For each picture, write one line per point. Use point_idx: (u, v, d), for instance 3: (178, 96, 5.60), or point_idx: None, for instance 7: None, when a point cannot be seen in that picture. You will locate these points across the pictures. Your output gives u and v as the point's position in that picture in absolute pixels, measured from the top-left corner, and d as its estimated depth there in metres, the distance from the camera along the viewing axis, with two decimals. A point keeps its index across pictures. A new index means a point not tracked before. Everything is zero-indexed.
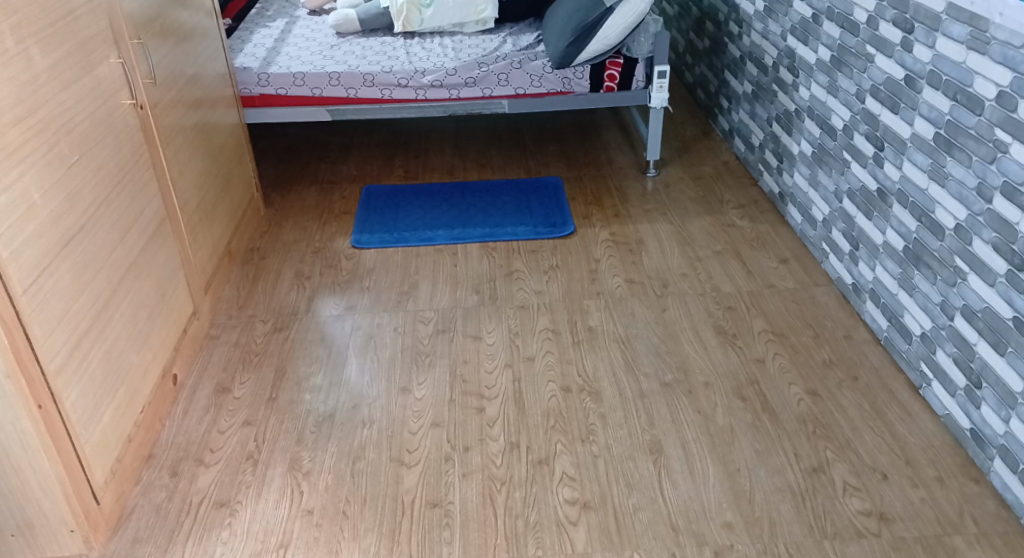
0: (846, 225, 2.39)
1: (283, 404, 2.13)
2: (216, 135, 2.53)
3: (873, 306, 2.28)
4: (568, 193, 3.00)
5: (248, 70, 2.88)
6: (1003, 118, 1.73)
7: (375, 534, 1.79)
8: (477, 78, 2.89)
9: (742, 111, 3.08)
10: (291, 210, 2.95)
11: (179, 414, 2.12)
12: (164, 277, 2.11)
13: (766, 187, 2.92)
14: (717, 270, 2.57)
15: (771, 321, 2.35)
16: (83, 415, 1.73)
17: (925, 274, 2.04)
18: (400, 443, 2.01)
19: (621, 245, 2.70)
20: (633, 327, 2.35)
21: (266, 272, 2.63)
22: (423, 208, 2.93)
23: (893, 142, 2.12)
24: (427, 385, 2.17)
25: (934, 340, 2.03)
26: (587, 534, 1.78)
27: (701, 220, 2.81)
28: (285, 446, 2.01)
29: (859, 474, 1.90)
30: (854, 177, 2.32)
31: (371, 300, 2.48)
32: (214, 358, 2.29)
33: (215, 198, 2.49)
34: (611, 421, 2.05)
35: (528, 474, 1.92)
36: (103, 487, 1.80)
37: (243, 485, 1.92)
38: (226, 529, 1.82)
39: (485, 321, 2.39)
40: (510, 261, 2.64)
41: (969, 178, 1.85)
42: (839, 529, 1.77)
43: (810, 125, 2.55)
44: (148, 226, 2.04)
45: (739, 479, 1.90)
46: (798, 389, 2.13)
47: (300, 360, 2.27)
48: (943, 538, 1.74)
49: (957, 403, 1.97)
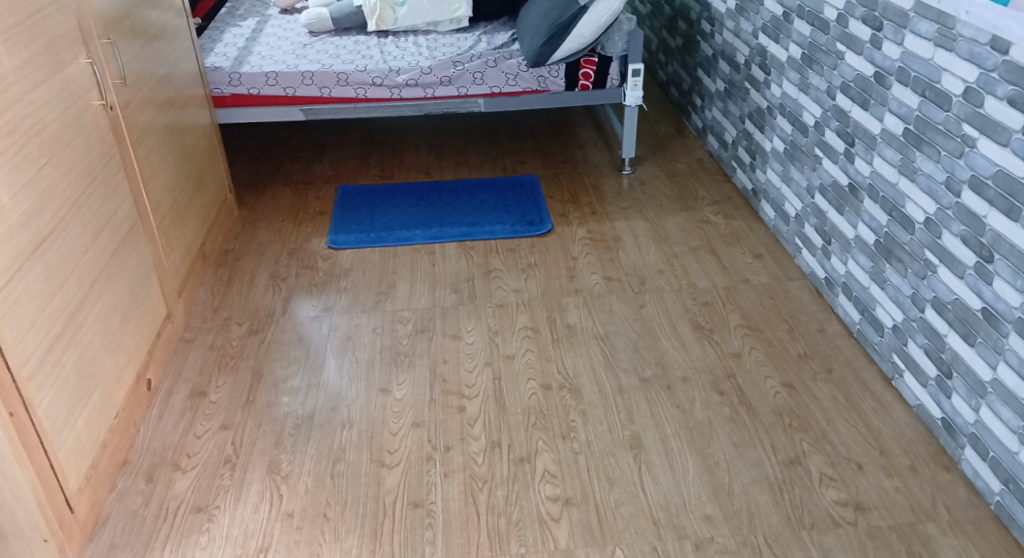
0: (818, 220, 2.42)
1: (261, 406, 2.11)
2: (188, 136, 2.50)
3: (845, 299, 2.32)
4: (545, 190, 3.01)
5: (219, 70, 2.84)
6: (970, 113, 1.77)
7: (357, 536, 1.79)
8: (452, 77, 2.88)
9: (715, 109, 3.11)
10: (265, 211, 2.92)
11: (154, 418, 2.09)
12: (136, 281, 2.08)
13: (740, 183, 2.96)
14: (693, 266, 2.59)
15: (747, 316, 2.38)
16: (56, 420, 1.69)
17: (896, 268, 2.08)
18: (380, 444, 2.00)
19: (598, 242, 2.72)
20: (611, 324, 2.36)
21: (241, 273, 2.60)
22: (400, 207, 2.92)
23: (864, 138, 2.15)
24: (406, 384, 2.17)
25: (906, 331, 2.07)
26: (569, 530, 1.79)
27: (676, 217, 2.83)
28: (263, 449, 1.99)
29: (834, 464, 1.93)
30: (825, 173, 2.36)
31: (348, 300, 2.47)
32: (190, 361, 2.26)
33: (188, 199, 2.46)
34: (591, 417, 2.06)
35: (509, 472, 1.93)
36: (77, 494, 1.77)
37: (221, 490, 1.90)
38: (204, 534, 1.80)
39: (464, 320, 2.38)
40: (488, 260, 2.64)
41: (938, 173, 1.89)
42: (816, 519, 1.80)
43: (782, 123, 2.59)
44: (120, 228, 2.01)
45: (718, 472, 1.92)
46: (773, 382, 2.16)
47: (276, 362, 2.25)
48: (917, 526, 1.78)
49: (928, 393, 2.01)
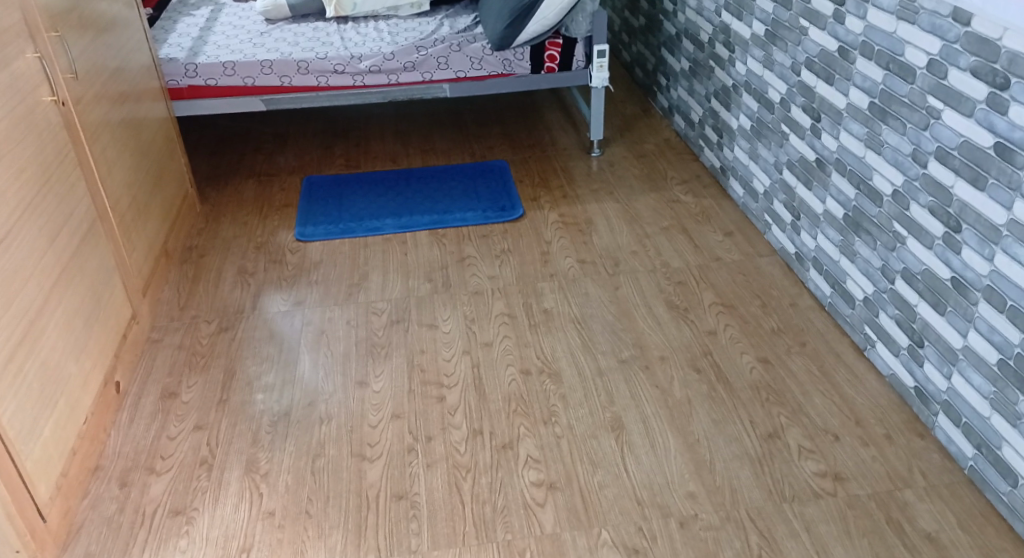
0: (787, 196, 2.44)
1: (234, 405, 2.07)
2: (144, 131, 2.42)
3: (816, 274, 2.34)
4: (514, 175, 2.99)
5: (174, 61, 2.77)
6: (934, 85, 1.79)
7: (340, 531, 1.76)
8: (415, 62, 2.84)
9: (680, 88, 3.11)
10: (228, 205, 2.85)
11: (125, 422, 2.04)
12: (98, 282, 2.02)
13: (707, 162, 2.97)
14: (665, 246, 2.60)
15: (720, 294, 2.40)
16: (22, 430, 1.64)
17: (865, 240, 2.10)
18: (360, 437, 1.97)
19: (570, 225, 2.71)
20: (587, 307, 2.36)
21: (206, 270, 2.54)
22: (368, 197, 2.88)
23: (829, 113, 2.17)
24: (384, 376, 2.14)
25: (877, 303, 2.10)
26: (555, 514, 1.79)
27: (646, 197, 2.83)
28: (240, 448, 1.95)
29: (812, 437, 1.95)
30: (792, 149, 2.38)
31: (320, 294, 2.43)
32: (158, 362, 2.21)
33: (148, 196, 2.39)
34: (572, 401, 2.06)
35: (492, 459, 1.91)
36: (49, 504, 1.72)
37: (198, 491, 1.86)
38: (183, 537, 1.76)
39: (439, 309, 2.36)
40: (460, 248, 2.61)
41: (904, 145, 1.91)
42: (797, 491, 1.83)
43: (747, 100, 2.60)
44: (78, 229, 1.95)
45: (699, 449, 1.93)
46: (750, 358, 2.17)
47: (249, 359, 2.20)
48: (895, 493, 1.81)
49: (900, 363, 2.04)
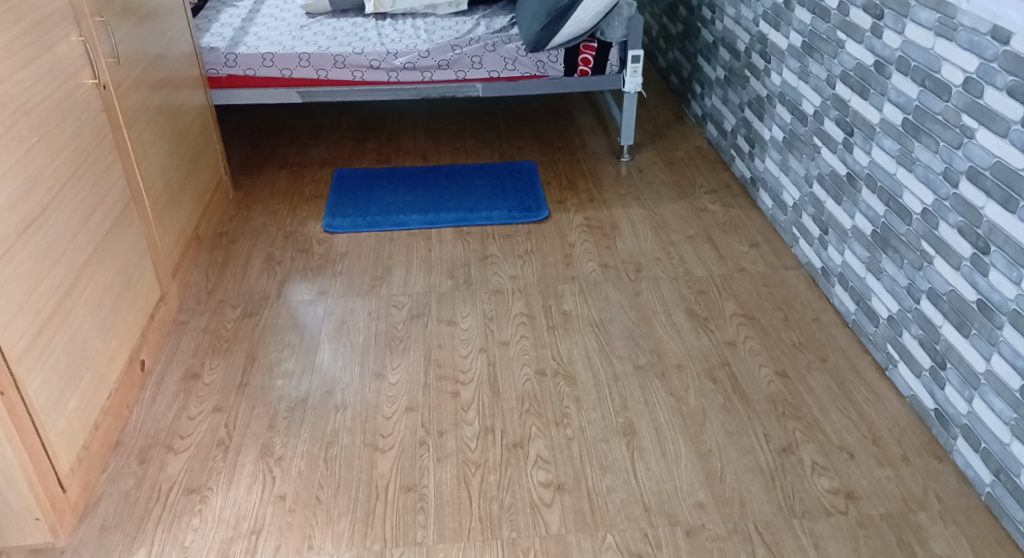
0: (816, 210, 2.42)
1: (253, 389, 2.11)
2: (181, 117, 2.48)
3: (841, 290, 2.32)
4: (543, 176, 3.00)
5: (215, 50, 2.82)
6: (969, 103, 1.76)
7: (349, 519, 1.79)
8: (450, 60, 2.86)
9: (715, 97, 3.10)
10: (261, 193, 2.91)
11: (147, 400, 2.09)
12: (128, 263, 2.07)
13: (738, 172, 2.95)
14: (689, 254, 2.59)
15: (742, 305, 2.38)
16: (47, 401, 1.69)
17: (892, 258, 2.08)
18: (374, 428, 2.00)
19: (595, 229, 2.71)
20: (606, 312, 2.36)
21: (235, 256, 2.59)
22: (396, 192, 2.91)
23: (862, 127, 2.14)
24: (400, 369, 2.16)
25: (901, 322, 2.07)
26: (561, 515, 1.80)
27: (674, 204, 2.82)
28: (256, 432, 1.99)
29: (826, 453, 1.93)
30: (823, 162, 2.35)
31: (343, 285, 2.46)
32: (183, 343, 2.26)
33: (182, 181, 2.44)
34: (585, 404, 2.07)
35: (502, 457, 1.93)
36: (70, 475, 1.77)
37: (214, 472, 1.89)
38: (196, 516, 1.80)
39: (459, 306, 2.38)
40: (485, 246, 2.63)
41: (936, 163, 1.88)
42: (807, 507, 1.81)
43: (781, 111, 2.58)
44: (112, 209, 2.00)
45: (710, 459, 1.93)
46: (767, 371, 2.16)
47: (270, 345, 2.24)
48: (908, 515, 1.79)
49: (921, 384, 2.01)
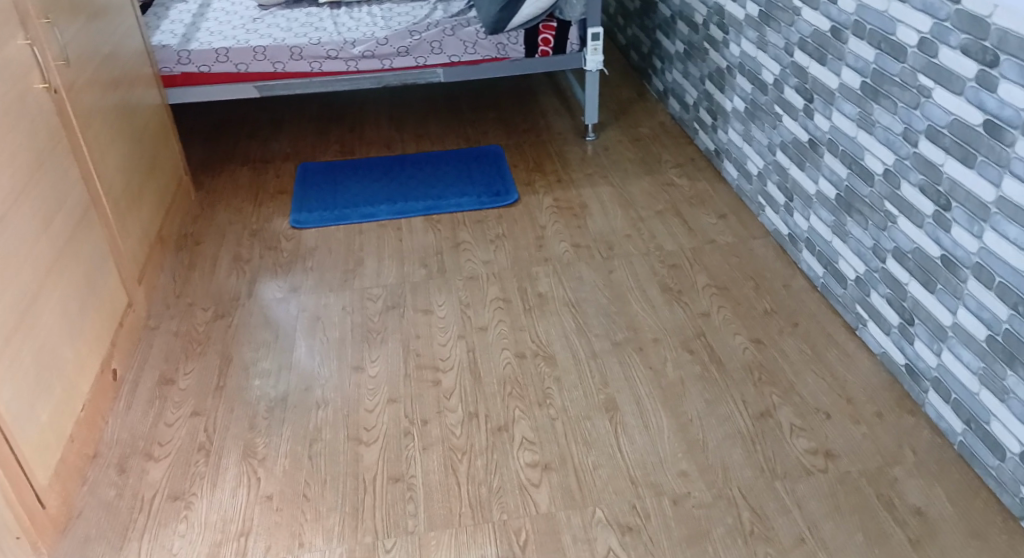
0: (780, 177, 2.45)
1: (231, 390, 2.08)
2: (137, 117, 2.43)
3: (809, 255, 2.36)
4: (509, 160, 2.99)
5: (167, 48, 2.75)
6: (925, 64, 1.79)
7: (338, 514, 1.78)
8: (409, 47, 2.84)
9: (675, 71, 3.12)
10: (222, 192, 2.86)
11: (122, 408, 2.05)
12: (92, 270, 2.03)
13: (702, 145, 2.98)
14: (659, 229, 2.61)
15: (714, 276, 2.41)
16: (19, 415, 1.65)
17: (857, 220, 2.11)
18: (357, 421, 1.99)
19: (565, 209, 2.72)
20: (581, 291, 2.37)
21: (201, 257, 2.55)
22: (362, 182, 2.88)
23: (822, 93, 2.17)
24: (379, 361, 2.15)
25: (868, 282, 2.11)
26: (550, 494, 1.82)
27: (641, 180, 2.84)
28: (237, 433, 1.97)
29: (804, 415, 1.97)
30: (785, 130, 2.38)
31: (315, 280, 2.44)
32: (155, 348, 2.22)
33: (142, 182, 2.40)
34: (566, 383, 2.08)
35: (487, 441, 1.93)
36: (48, 490, 1.74)
37: (196, 477, 1.87)
38: (182, 522, 1.78)
39: (434, 294, 2.37)
40: (455, 233, 2.62)
41: (895, 124, 1.91)
42: (788, 469, 1.85)
43: (741, 81, 2.60)
44: (72, 215, 1.96)
45: (692, 429, 1.95)
46: (742, 339, 2.19)
47: (245, 345, 2.22)
48: (885, 470, 1.84)
49: (891, 341, 2.06)
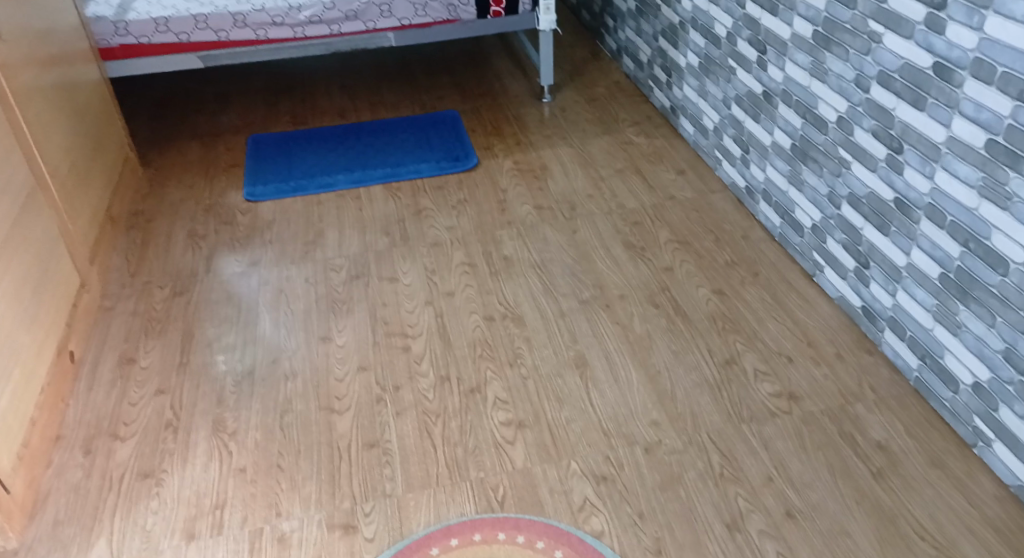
0: (735, 130, 2.49)
1: (197, 366, 2.05)
2: (78, 95, 2.35)
3: (766, 206, 2.40)
4: (466, 125, 2.98)
5: (102, 20, 2.65)
6: (875, 10, 1.83)
7: (314, 481, 1.77)
8: (357, 11, 2.80)
9: (628, 29, 3.13)
10: (171, 168, 2.79)
11: (83, 390, 2.01)
12: (42, 253, 1.97)
13: (657, 102, 3.00)
14: (620, 187, 2.63)
15: (675, 231, 2.44)
16: None
17: (812, 169, 2.16)
18: (328, 391, 1.97)
19: (525, 172, 2.72)
20: (545, 252, 2.38)
21: (155, 235, 2.49)
22: (318, 153, 2.84)
23: (774, 44, 2.21)
24: (347, 330, 2.14)
25: (825, 229, 2.16)
26: (525, 451, 1.83)
27: (599, 140, 2.86)
28: (206, 409, 1.94)
29: (768, 360, 2.02)
30: (739, 83, 2.42)
31: (275, 253, 2.40)
32: (113, 328, 2.17)
33: (87, 161, 2.33)
34: (536, 342, 2.09)
35: (461, 403, 1.94)
36: (12, 474, 1.70)
37: (166, 454, 1.84)
38: (154, 498, 1.75)
39: (399, 262, 2.36)
40: (416, 200, 2.61)
41: (847, 71, 1.95)
42: (754, 413, 1.90)
43: (694, 37, 2.63)
44: (18, 196, 1.89)
45: (661, 380, 1.99)
46: (706, 291, 2.23)
47: (208, 321, 2.18)
48: (848, 408, 1.90)
49: (848, 285, 2.11)
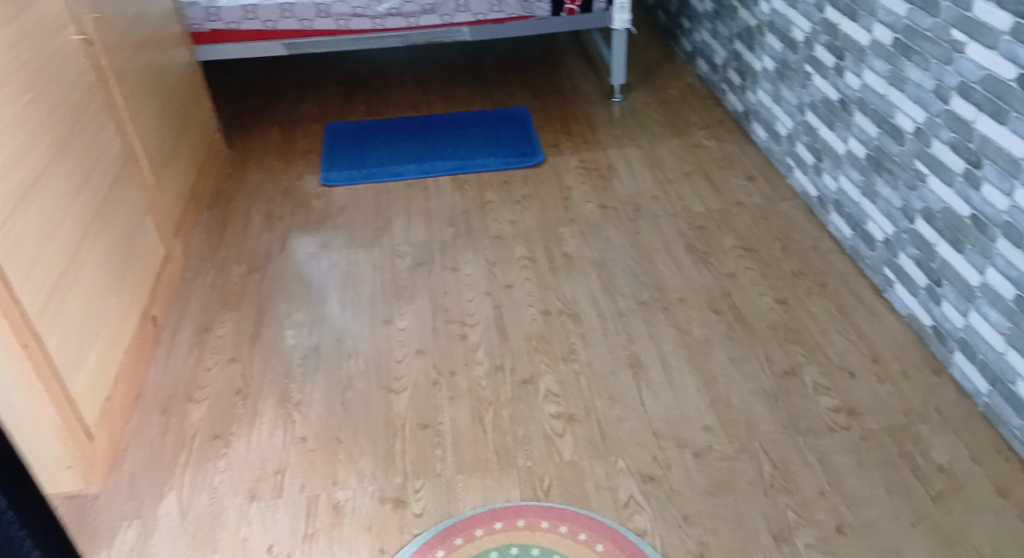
0: (810, 137, 2.45)
1: (266, 340, 2.15)
2: (167, 77, 2.48)
3: (838, 217, 2.36)
4: (536, 121, 3.02)
5: (196, 5, 2.81)
6: (958, 17, 1.79)
7: (370, 456, 1.84)
8: (435, 5, 2.88)
9: (704, 31, 3.13)
10: (253, 152, 2.92)
11: (163, 354, 2.12)
12: (130, 222, 2.09)
13: (730, 106, 2.99)
14: (687, 191, 2.62)
15: (741, 238, 2.42)
16: (69, 357, 1.72)
17: (886, 180, 2.12)
18: (386, 372, 2.04)
19: (592, 170, 2.74)
20: (607, 251, 2.40)
21: (234, 214, 2.61)
22: (389, 143, 2.93)
23: (852, 51, 2.17)
24: (408, 315, 2.20)
25: (897, 244, 2.12)
26: (574, 444, 1.86)
27: (669, 142, 2.86)
28: (274, 380, 2.03)
29: (829, 373, 1.99)
30: (815, 89, 2.39)
31: (346, 237, 2.49)
32: (193, 299, 2.29)
33: (175, 141, 2.46)
34: (591, 339, 2.11)
35: (513, 393, 1.98)
36: (98, 426, 1.81)
37: (235, 418, 1.94)
38: (223, 459, 1.85)
39: (462, 253, 2.41)
40: (482, 193, 2.66)
41: (927, 80, 1.91)
42: (812, 426, 1.87)
43: (771, 40, 2.61)
44: (110, 168, 2.02)
45: (716, 386, 1.98)
46: (769, 299, 2.21)
47: (278, 298, 2.28)
48: (910, 427, 1.86)
49: (918, 302, 2.06)
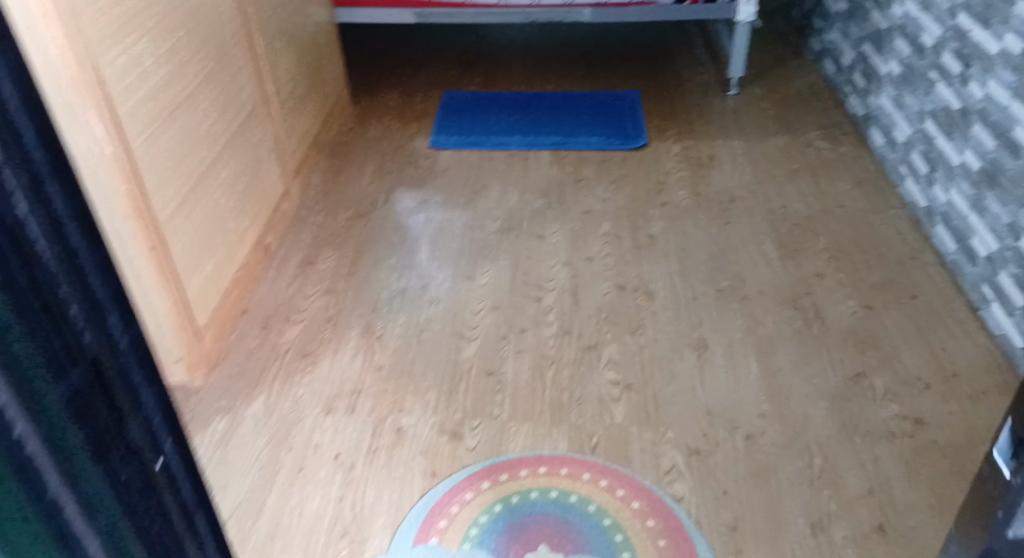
0: (926, 146, 2.45)
1: (360, 278, 2.35)
2: (306, 33, 2.72)
3: (944, 230, 2.36)
4: (643, 107, 3.11)
5: None
6: None
7: (436, 391, 2.01)
8: None
9: (835, 32, 3.13)
10: (374, 110, 3.14)
11: (270, 277, 2.37)
12: (257, 156, 2.34)
13: (851, 110, 2.98)
14: (784, 190, 2.66)
15: (832, 240, 2.45)
16: (188, 264, 1.96)
17: (997, 195, 2.10)
18: (462, 320, 2.21)
19: (691, 159, 2.82)
20: (691, 237, 2.48)
21: (349, 164, 2.84)
22: (500, 114, 3.09)
23: (981, 60, 2.17)
24: (490, 272, 2.37)
25: (999, 261, 2.10)
26: (626, 409, 1.97)
27: (776, 140, 2.90)
28: (361, 313, 2.24)
29: (902, 383, 2.01)
30: (938, 97, 2.38)
31: (444, 196, 2.67)
32: (303, 234, 2.53)
33: (306, 90, 2.70)
34: (660, 317, 2.22)
35: (576, 355, 2.11)
36: (205, 328, 2.06)
37: (323, 341, 2.15)
38: (307, 374, 2.06)
39: (549, 222, 2.55)
40: (579, 169, 2.78)
41: None
42: (872, 429, 1.90)
43: (901, 44, 2.61)
44: (244, 107, 2.26)
45: (779, 378, 2.04)
46: (853, 305, 2.24)
47: (377, 244, 2.48)
48: (977, 445, 1.85)
49: (1013, 323, 2.03)
